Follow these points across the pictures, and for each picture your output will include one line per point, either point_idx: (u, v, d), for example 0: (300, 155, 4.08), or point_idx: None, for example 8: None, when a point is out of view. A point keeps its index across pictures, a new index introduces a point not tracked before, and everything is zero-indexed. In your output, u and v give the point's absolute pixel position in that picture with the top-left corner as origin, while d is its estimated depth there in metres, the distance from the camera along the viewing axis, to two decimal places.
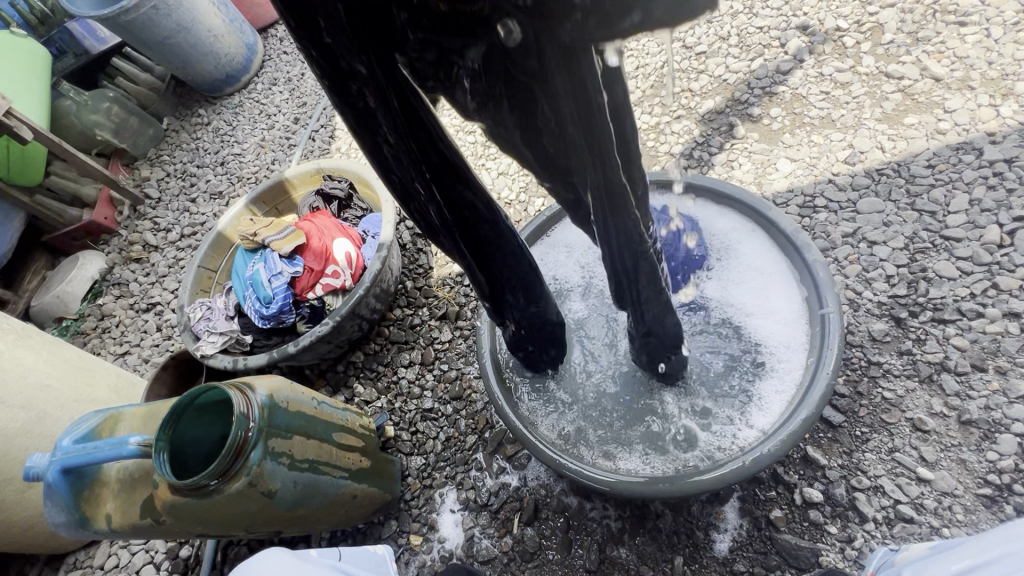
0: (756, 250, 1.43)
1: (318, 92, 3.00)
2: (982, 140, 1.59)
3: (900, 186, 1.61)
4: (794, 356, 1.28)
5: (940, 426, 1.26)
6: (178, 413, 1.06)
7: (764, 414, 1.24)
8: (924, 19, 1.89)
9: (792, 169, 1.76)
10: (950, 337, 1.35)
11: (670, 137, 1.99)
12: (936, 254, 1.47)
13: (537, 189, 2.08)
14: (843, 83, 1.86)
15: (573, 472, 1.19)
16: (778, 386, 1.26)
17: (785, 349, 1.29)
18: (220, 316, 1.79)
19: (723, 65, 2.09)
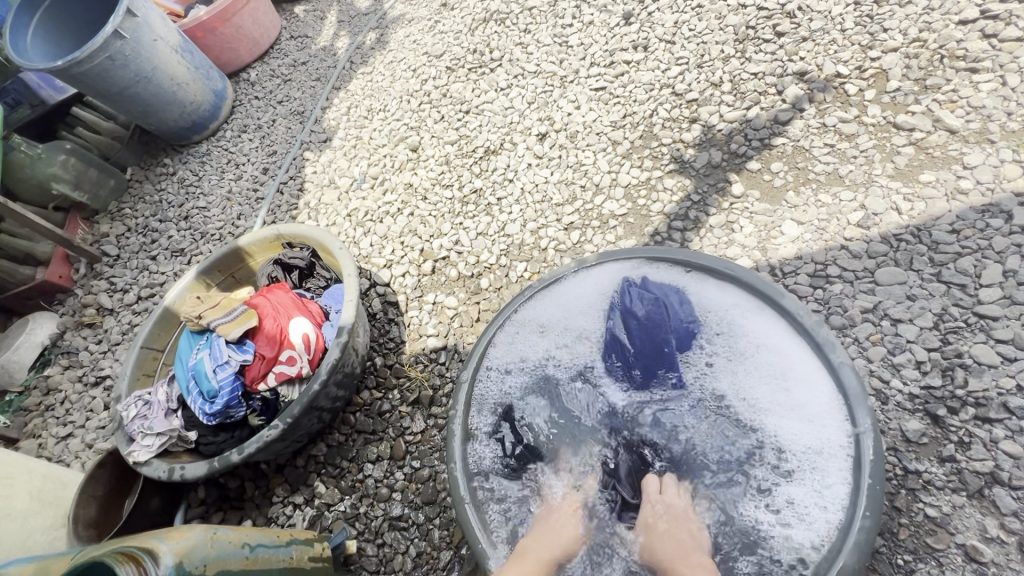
0: (764, 330, 1.23)
1: (288, 141, 2.83)
2: (1009, 201, 1.43)
3: (922, 253, 1.43)
4: (827, 464, 1.05)
5: (998, 556, 1.05)
6: None
7: (804, 533, 1.00)
8: (930, 65, 1.75)
9: (799, 232, 1.58)
10: (998, 440, 1.15)
11: (663, 195, 1.83)
12: (971, 335, 1.29)
13: (519, 252, 1.89)
14: (848, 134, 1.71)
15: None
16: (812, 504, 1.02)
17: (816, 453, 1.07)
18: (159, 412, 1.56)
19: (717, 114, 1.94)
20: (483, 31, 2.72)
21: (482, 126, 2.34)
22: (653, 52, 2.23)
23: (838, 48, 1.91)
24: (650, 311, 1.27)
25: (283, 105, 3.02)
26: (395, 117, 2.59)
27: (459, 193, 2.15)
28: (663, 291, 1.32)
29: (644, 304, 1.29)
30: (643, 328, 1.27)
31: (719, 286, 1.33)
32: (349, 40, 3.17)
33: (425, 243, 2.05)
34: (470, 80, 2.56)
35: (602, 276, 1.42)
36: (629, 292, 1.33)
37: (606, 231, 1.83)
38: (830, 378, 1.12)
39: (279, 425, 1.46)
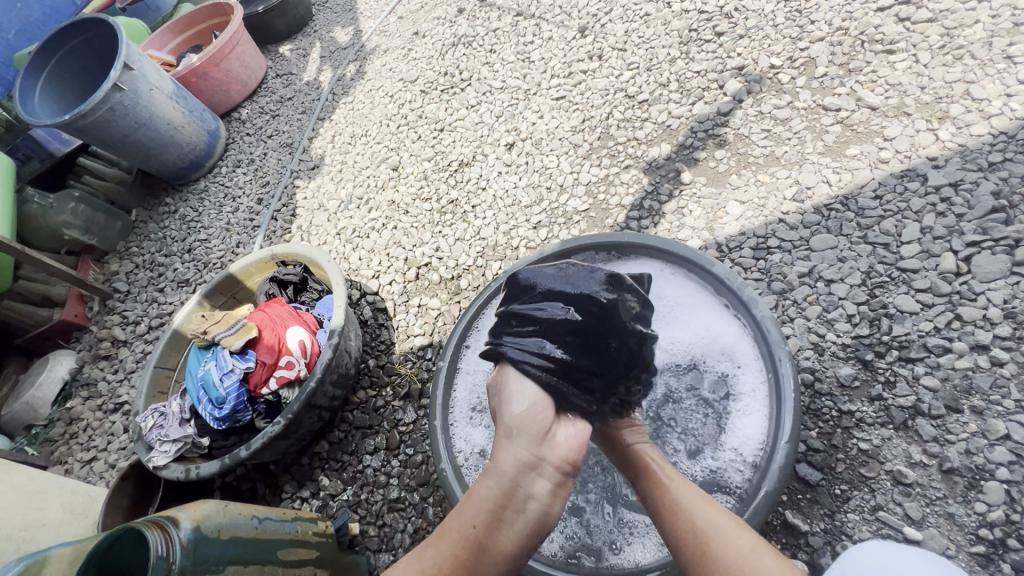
0: (691, 297, 1.39)
1: (279, 171, 3.03)
2: (925, 166, 1.58)
3: (850, 220, 1.58)
4: (755, 405, 1.22)
5: (922, 478, 1.18)
6: (103, 549, 0.95)
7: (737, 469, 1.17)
8: (852, 50, 1.91)
9: (741, 211, 1.73)
10: (920, 377, 1.28)
11: (620, 188, 1.98)
12: (895, 288, 1.43)
13: (494, 252, 2.05)
14: (783, 119, 1.87)
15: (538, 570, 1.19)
16: (744, 438, 1.20)
17: (747, 401, 1.23)
18: (174, 421, 1.72)
19: (666, 111, 2.10)
20: (452, 55, 2.92)
21: (455, 141, 2.52)
22: (607, 60, 2.41)
23: (771, 42, 2.08)
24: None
25: (273, 138, 3.22)
26: (376, 141, 2.78)
27: (437, 204, 2.32)
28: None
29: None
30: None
31: (649, 264, 1.48)
32: (330, 73, 3.38)
33: (408, 252, 2.21)
34: (443, 100, 2.75)
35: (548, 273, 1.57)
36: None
37: (571, 226, 1.98)
38: (755, 333, 1.26)
39: (281, 422, 1.61)
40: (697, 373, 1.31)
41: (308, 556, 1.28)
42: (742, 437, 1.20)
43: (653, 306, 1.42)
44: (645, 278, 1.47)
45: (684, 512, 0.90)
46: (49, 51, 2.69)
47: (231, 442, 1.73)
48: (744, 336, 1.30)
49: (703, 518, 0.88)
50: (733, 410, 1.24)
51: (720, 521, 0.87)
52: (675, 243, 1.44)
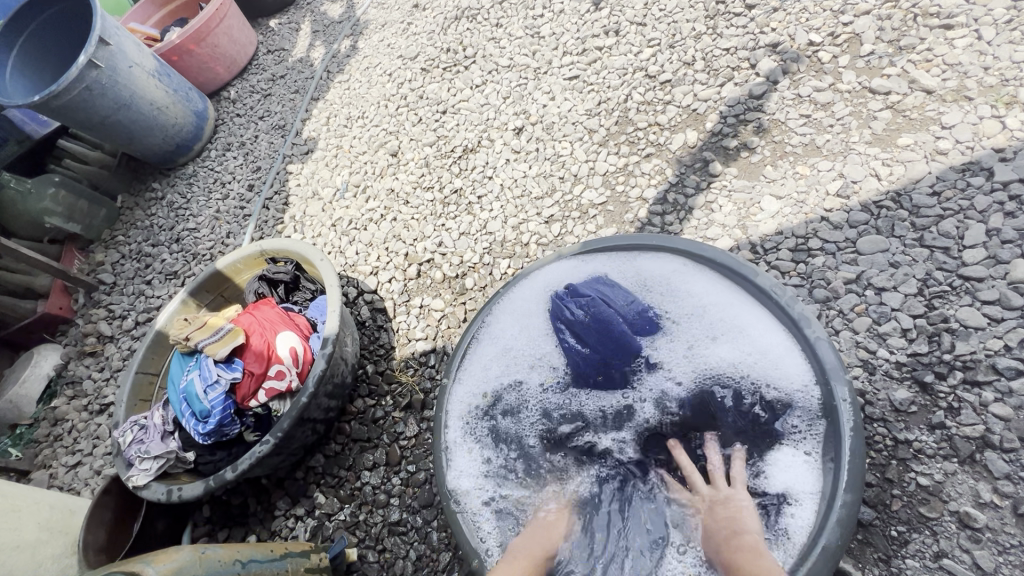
0: (721, 304, 1.25)
1: (271, 156, 2.84)
2: (990, 158, 1.40)
3: (903, 219, 1.41)
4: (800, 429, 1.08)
5: (993, 521, 1.04)
6: None
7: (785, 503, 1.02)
8: (904, 25, 1.71)
9: (778, 207, 1.56)
10: (988, 404, 1.13)
11: (641, 180, 1.81)
12: (956, 298, 1.27)
13: (502, 249, 1.89)
14: (824, 103, 1.68)
15: None
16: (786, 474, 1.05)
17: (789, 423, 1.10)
18: (156, 435, 1.59)
19: (691, 94, 1.91)
20: (455, 29, 2.70)
21: (459, 125, 2.33)
22: (625, 35, 2.20)
23: (809, 16, 1.87)
24: (591, 311, 1.26)
25: (264, 120, 3.02)
26: (374, 123, 2.59)
27: (440, 194, 2.15)
28: (598, 282, 1.33)
29: (583, 308, 1.27)
30: (592, 329, 1.26)
31: (674, 265, 1.34)
32: (324, 49, 3.16)
33: (409, 247, 2.05)
34: (445, 79, 2.54)
35: (560, 275, 1.42)
36: (565, 294, 1.33)
37: (587, 221, 1.81)
38: (805, 354, 1.12)
39: (270, 441, 1.48)
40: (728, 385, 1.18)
41: None
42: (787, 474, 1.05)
43: (674, 313, 1.29)
44: (665, 280, 1.33)
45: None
46: (19, 26, 2.49)
47: (218, 457, 1.59)
48: (788, 354, 1.15)
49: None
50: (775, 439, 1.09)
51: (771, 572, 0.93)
52: (702, 244, 1.31)
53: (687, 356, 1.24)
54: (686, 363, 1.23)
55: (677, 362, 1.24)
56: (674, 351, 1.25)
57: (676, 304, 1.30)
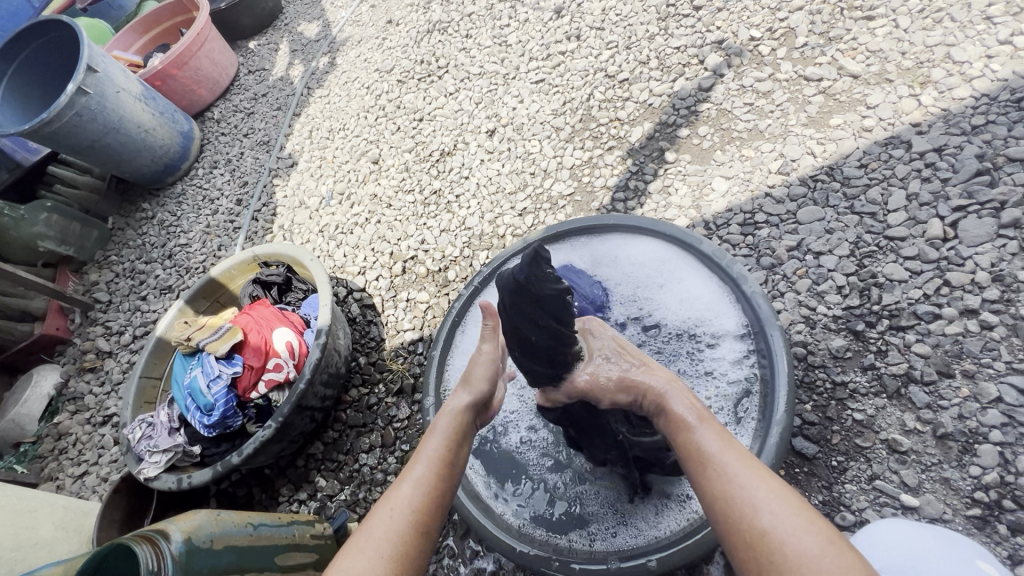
0: (663, 270, 1.41)
1: (257, 170, 2.95)
2: (908, 132, 1.57)
3: (836, 190, 1.56)
4: (747, 373, 1.22)
5: (916, 445, 1.18)
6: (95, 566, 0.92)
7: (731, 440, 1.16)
8: (832, 18, 1.89)
9: (727, 187, 1.71)
10: (911, 345, 1.28)
11: (605, 170, 1.95)
12: (883, 257, 1.42)
13: (480, 242, 2.02)
14: (765, 92, 1.84)
15: (522, 554, 1.18)
16: (733, 409, 1.20)
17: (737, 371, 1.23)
18: (163, 431, 1.69)
19: (647, 90, 2.06)
20: (428, 42, 2.85)
21: (435, 130, 2.47)
22: (585, 40, 2.37)
23: (750, 14, 2.05)
24: None
25: (249, 137, 3.14)
26: (355, 134, 2.72)
27: (420, 196, 2.28)
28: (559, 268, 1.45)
29: None
30: None
31: (614, 242, 1.49)
32: (302, 67, 3.29)
33: (394, 246, 2.18)
34: (420, 89, 2.68)
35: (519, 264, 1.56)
36: None
37: (557, 212, 1.96)
38: (742, 306, 1.28)
39: (272, 425, 1.59)
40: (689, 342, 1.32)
41: (309, 558, 1.27)
42: (733, 409, 1.20)
43: (622, 282, 1.44)
44: (609, 255, 1.49)
45: (725, 482, 0.77)
46: (7, 58, 2.59)
47: (223, 448, 1.70)
48: (727, 305, 1.31)
49: (756, 495, 0.74)
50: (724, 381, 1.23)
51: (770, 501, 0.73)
52: (654, 221, 1.44)
53: (642, 318, 1.39)
54: (642, 323, 1.38)
55: (633, 325, 1.38)
56: (628, 314, 1.40)
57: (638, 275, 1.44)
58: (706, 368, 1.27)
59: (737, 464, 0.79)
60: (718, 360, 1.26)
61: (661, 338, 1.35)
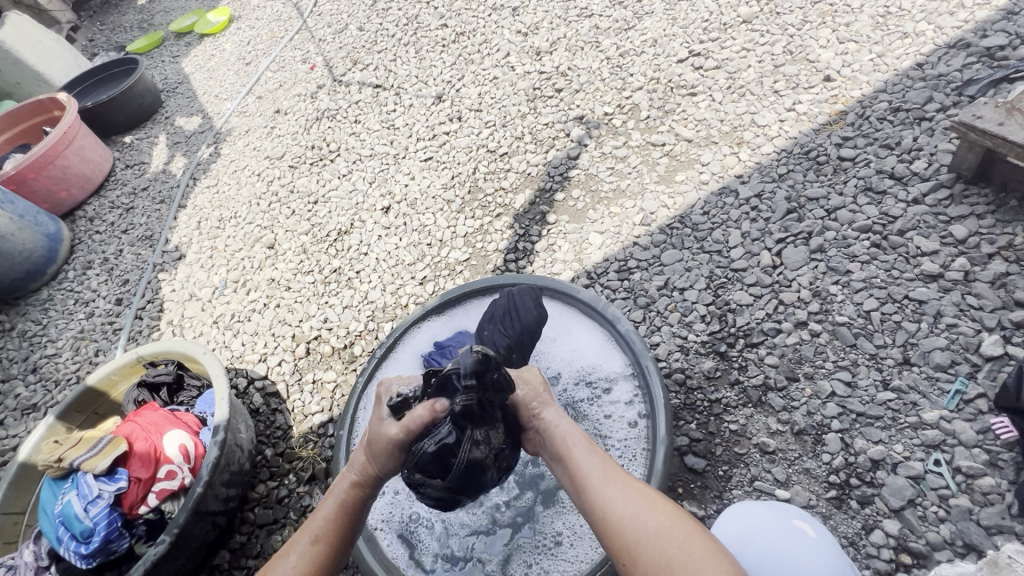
0: (552, 322, 1.53)
1: (139, 266, 2.77)
2: (735, 183, 1.91)
3: (688, 235, 1.83)
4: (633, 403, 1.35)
5: (781, 443, 1.36)
6: None
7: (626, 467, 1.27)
8: (664, 95, 2.27)
9: (602, 240, 1.93)
10: (763, 358, 1.50)
11: (496, 235, 2.12)
12: (732, 286, 1.67)
13: (384, 314, 2.06)
14: (622, 157, 2.14)
15: None
16: (628, 440, 1.30)
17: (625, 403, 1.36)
18: (28, 572, 1.46)
19: (525, 161, 2.31)
20: (318, 128, 2.96)
21: (331, 211, 2.52)
22: (465, 121, 2.61)
23: (601, 93, 2.40)
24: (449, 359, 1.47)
25: (128, 232, 2.97)
26: (248, 221, 2.69)
27: (320, 275, 2.29)
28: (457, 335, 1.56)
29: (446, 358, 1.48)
30: None
31: None
32: (186, 159, 3.23)
33: (296, 328, 2.14)
34: (313, 173, 2.75)
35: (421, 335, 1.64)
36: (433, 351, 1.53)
37: (456, 277, 2.07)
38: (622, 344, 1.42)
39: (166, 540, 1.44)
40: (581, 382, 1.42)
41: None
42: (627, 440, 1.31)
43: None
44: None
45: (599, 492, 0.91)
46: None
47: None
48: (610, 346, 1.45)
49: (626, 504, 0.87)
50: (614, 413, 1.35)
51: (633, 499, 0.88)
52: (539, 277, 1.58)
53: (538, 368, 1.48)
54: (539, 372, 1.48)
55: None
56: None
57: None
58: (600, 405, 1.37)
59: (611, 478, 0.93)
60: (609, 396, 1.38)
61: (559, 384, 1.44)
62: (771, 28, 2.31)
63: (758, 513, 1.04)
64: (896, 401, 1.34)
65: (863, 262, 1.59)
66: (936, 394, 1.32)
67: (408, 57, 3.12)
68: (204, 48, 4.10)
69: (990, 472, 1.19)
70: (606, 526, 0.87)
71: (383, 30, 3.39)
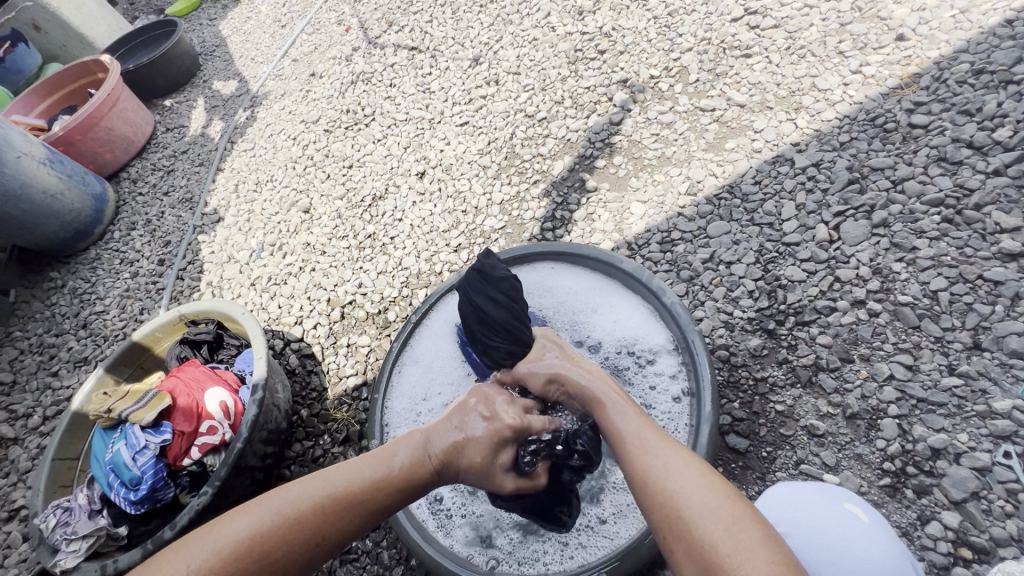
0: (593, 293, 1.49)
1: (180, 228, 2.83)
2: (790, 151, 1.78)
3: (738, 206, 1.73)
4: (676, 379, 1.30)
5: (831, 427, 1.30)
6: None
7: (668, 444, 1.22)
8: (716, 56, 2.13)
9: (644, 210, 1.85)
10: (816, 337, 1.42)
11: (532, 203, 2.05)
12: (784, 261, 1.58)
13: (418, 281, 2.05)
14: (668, 123, 2.03)
15: None
16: (671, 415, 1.25)
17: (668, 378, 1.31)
18: (83, 514, 1.54)
19: (565, 126, 2.21)
20: (352, 92, 2.92)
21: (366, 176, 2.50)
22: (503, 84, 2.52)
23: (647, 55, 2.27)
24: None
25: (169, 195, 3.03)
26: (283, 185, 2.70)
27: (354, 240, 2.28)
28: None
29: None
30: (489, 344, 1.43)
31: (546, 269, 1.56)
32: (223, 123, 3.25)
33: (330, 293, 2.15)
34: (348, 138, 2.72)
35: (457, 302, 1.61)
36: None
37: (491, 245, 2.02)
38: (666, 318, 1.36)
39: (208, 491, 1.49)
40: (622, 356, 1.37)
41: None
42: (668, 415, 1.26)
43: (557, 308, 1.50)
44: (541, 283, 1.55)
45: (638, 454, 0.89)
46: None
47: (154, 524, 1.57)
48: (653, 319, 1.39)
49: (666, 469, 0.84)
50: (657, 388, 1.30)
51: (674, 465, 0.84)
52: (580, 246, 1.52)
53: (578, 340, 1.44)
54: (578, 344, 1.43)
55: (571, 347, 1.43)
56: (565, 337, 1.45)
57: (568, 298, 1.50)
58: (643, 379, 1.32)
59: (651, 442, 0.90)
60: (651, 370, 1.33)
61: (599, 356, 1.40)
62: None
63: (808, 495, 0.99)
64: (963, 387, 1.24)
65: (932, 239, 1.47)
66: (1009, 382, 1.22)
67: (444, 18, 3.02)
68: (240, 10, 4.08)
69: None
70: (649, 491, 0.84)
71: None
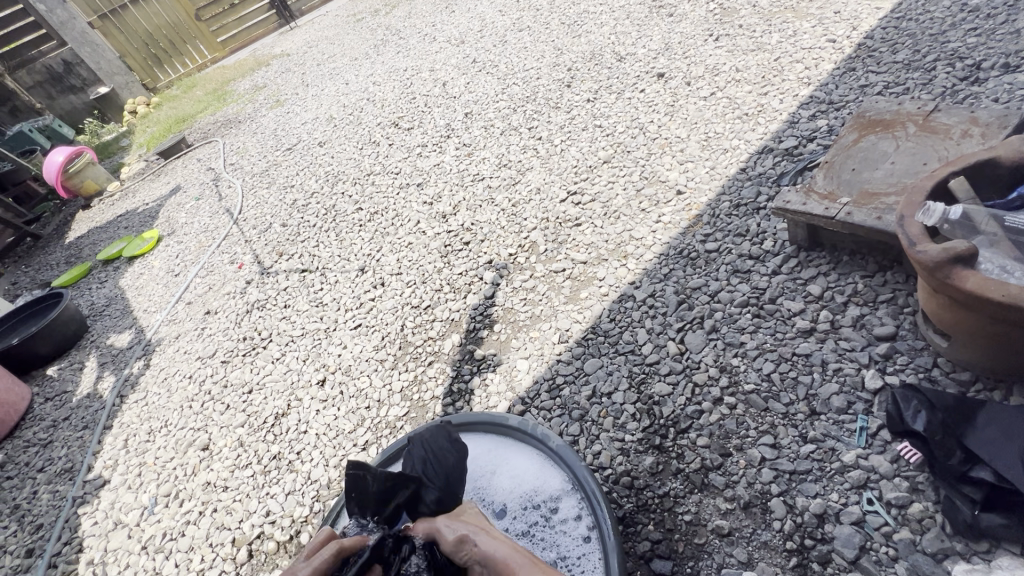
0: (489, 455, 1.56)
1: (56, 504, 2.53)
2: (630, 289, 2.15)
3: (603, 342, 2.00)
4: (581, 517, 1.36)
5: (734, 522, 1.38)
6: None
7: None
8: (555, 229, 2.62)
9: (529, 365, 2.05)
10: (696, 441, 1.57)
11: (430, 383, 2.19)
12: (651, 379, 1.80)
13: (330, 490, 1.99)
14: (531, 288, 2.37)
15: None
16: (585, 557, 1.29)
17: (573, 520, 1.36)
18: None
19: (447, 308, 2.49)
20: (248, 320, 3.06)
21: (267, 396, 2.51)
22: (388, 284, 2.82)
23: (503, 238, 2.73)
24: None
25: (44, 470, 2.76)
26: (180, 426, 2.61)
27: (259, 465, 2.21)
28: None
29: None
30: None
31: None
32: (112, 378, 3.17)
33: (236, 531, 2.01)
34: (246, 363, 2.78)
35: None
36: None
37: (398, 433, 2.07)
38: (557, 460, 1.47)
39: None
40: (529, 511, 1.42)
41: None
42: (583, 557, 1.29)
43: None
44: None
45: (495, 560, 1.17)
46: None
47: None
48: (547, 465, 1.48)
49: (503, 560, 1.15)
50: (566, 533, 1.35)
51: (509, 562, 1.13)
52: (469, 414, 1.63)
53: (485, 505, 1.47)
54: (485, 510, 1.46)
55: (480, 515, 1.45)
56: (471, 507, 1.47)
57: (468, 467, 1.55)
58: (552, 530, 1.36)
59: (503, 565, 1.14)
60: (557, 517, 1.38)
61: (508, 516, 1.43)
62: (627, 163, 2.80)
63: None
64: (817, 451, 1.43)
65: (752, 332, 1.78)
66: (847, 435, 1.43)
67: (330, 241, 3.42)
68: (132, 269, 4.27)
69: (916, 497, 1.27)
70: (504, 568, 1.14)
71: (304, 222, 3.73)
